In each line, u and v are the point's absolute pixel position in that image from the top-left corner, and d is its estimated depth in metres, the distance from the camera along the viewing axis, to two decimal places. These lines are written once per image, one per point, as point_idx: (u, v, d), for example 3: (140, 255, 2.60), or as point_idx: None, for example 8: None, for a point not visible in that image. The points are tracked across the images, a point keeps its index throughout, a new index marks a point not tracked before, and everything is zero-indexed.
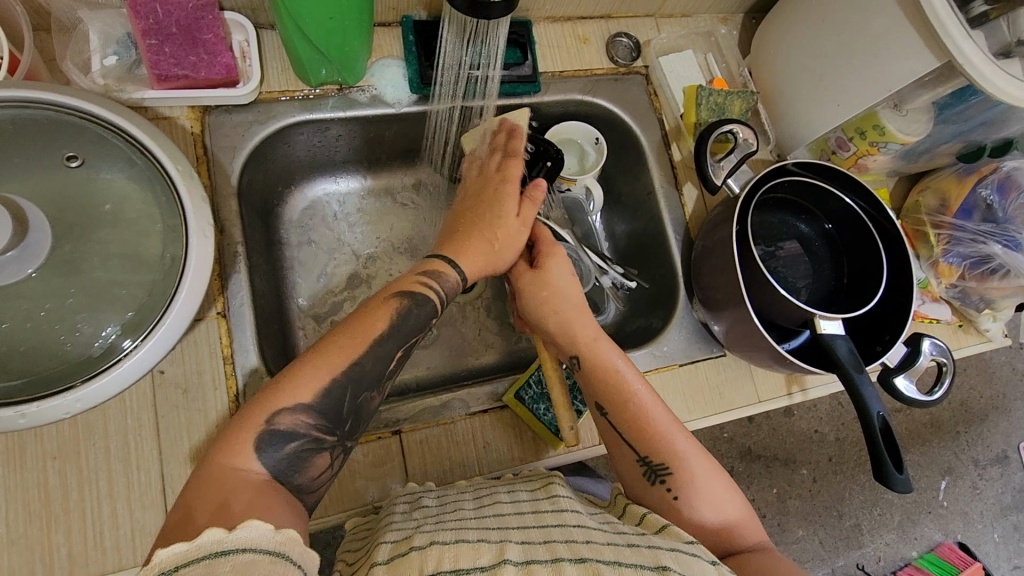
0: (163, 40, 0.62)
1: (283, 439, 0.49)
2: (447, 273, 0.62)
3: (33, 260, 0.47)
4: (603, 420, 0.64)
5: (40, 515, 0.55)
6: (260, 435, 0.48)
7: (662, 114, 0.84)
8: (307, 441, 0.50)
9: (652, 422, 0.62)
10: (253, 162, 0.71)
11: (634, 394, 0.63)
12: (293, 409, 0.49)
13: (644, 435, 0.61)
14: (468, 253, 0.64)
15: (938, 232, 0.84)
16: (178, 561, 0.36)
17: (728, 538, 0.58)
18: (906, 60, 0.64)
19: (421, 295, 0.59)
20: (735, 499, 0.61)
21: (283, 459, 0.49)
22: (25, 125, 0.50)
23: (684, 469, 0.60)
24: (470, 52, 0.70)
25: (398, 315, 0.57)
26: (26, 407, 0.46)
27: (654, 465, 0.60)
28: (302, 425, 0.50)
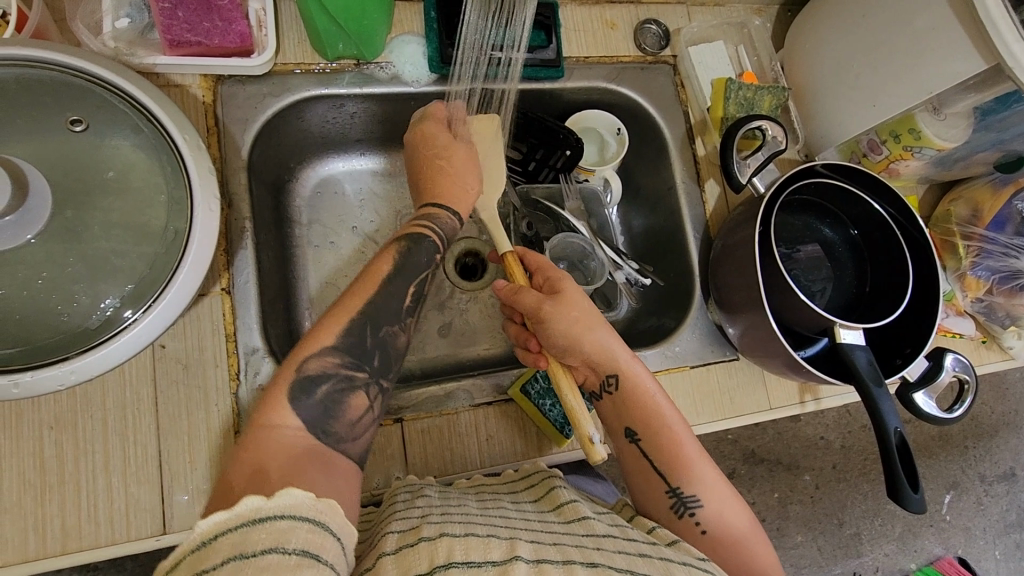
0: (176, 4, 0.59)
1: (317, 381, 0.51)
2: (442, 216, 0.64)
3: (33, 225, 0.45)
4: (631, 448, 0.61)
5: (34, 483, 0.55)
6: (294, 383, 0.50)
7: (688, 106, 0.82)
8: (339, 380, 0.52)
9: (685, 455, 0.60)
10: (266, 136, 0.69)
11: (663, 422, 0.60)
12: (321, 353, 0.52)
13: (676, 467, 0.59)
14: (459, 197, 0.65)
15: (968, 244, 0.81)
16: (216, 529, 0.36)
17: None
18: (949, 62, 0.61)
19: (422, 236, 0.62)
20: (760, 538, 0.60)
21: (317, 404, 0.50)
22: (32, 85, 0.49)
23: (715, 504, 0.58)
24: (497, 32, 0.69)
25: (400, 254, 0.60)
26: (20, 376, 0.45)
27: (685, 498, 0.58)
28: (331, 365, 0.52)
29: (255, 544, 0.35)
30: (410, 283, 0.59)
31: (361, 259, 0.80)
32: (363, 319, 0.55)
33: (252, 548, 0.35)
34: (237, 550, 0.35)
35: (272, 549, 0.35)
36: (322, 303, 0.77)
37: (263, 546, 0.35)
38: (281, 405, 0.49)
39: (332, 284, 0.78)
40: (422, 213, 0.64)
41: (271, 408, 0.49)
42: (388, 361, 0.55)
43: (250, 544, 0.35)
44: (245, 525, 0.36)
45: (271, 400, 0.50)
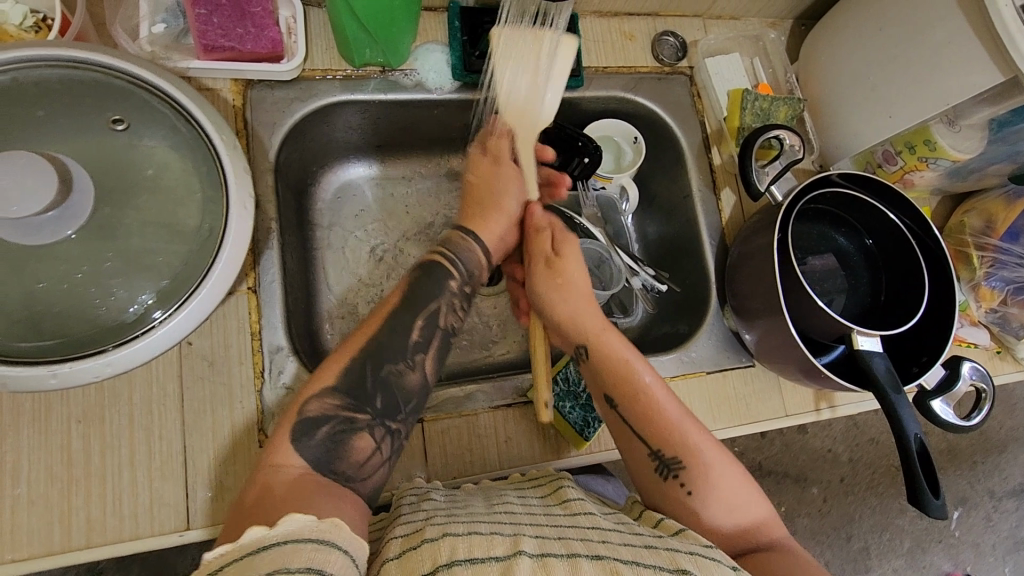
0: (212, 10, 0.61)
1: (316, 423, 0.52)
2: (466, 247, 0.65)
3: (73, 221, 0.47)
4: (612, 416, 0.61)
5: (61, 477, 0.55)
6: (295, 425, 0.51)
7: (704, 116, 0.83)
8: (338, 422, 0.52)
9: (666, 420, 0.59)
10: (293, 140, 0.70)
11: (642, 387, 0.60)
12: (321, 395, 0.53)
13: (657, 431, 0.59)
14: (484, 227, 0.66)
15: (982, 255, 0.82)
16: (223, 560, 0.38)
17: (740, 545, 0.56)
18: (964, 75, 0.62)
19: (439, 268, 0.62)
20: (756, 502, 0.59)
21: (319, 445, 0.51)
22: (75, 85, 0.50)
23: (701, 468, 0.58)
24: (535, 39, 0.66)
25: (412, 287, 0.61)
26: (59, 367, 0.45)
27: (668, 462, 0.58)
28: (331, 407, 0.53)
29: (258, 568, 0.37)
30: (419, 317, 0.59)
31: (381, 262, 0.81)
32: (364, 357, 0.55)
33: (255, 573, 0.37)
34: None
35: (277, 570, 0.37)
36: (341, 305, 0.78)
37: (266, 569, 0.37)
38: (283, 446, 0.50)
39: (351, 286, 0.79)
40: (443, 242, 0.65)
41: (274, 450, 0.50)
42: (393, 401, 0.55)
43: (254, 568, 0.37)
44: (250, 552, 0.38)
45: (275, 442, 0.51)
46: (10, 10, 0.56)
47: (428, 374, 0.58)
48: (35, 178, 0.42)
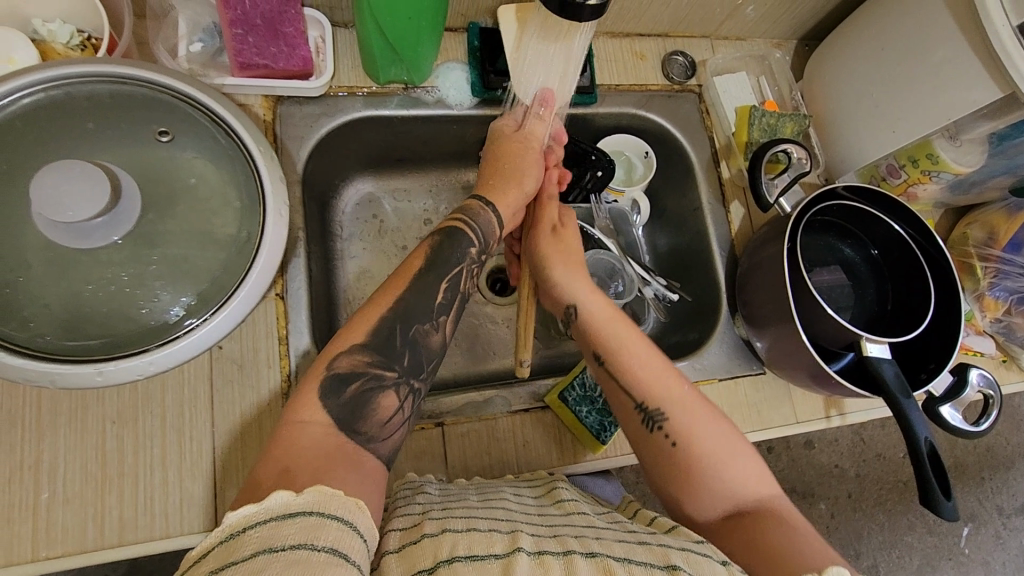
0: (247, 31, 0.64)
1: (347, 379, 0.53)
2: (485, 213, 0.67)
3: (121, 227, 0.49)
4: (600, 373, 0.64)
5: (95, 476, 0.57)
6: (324, 380, 0.53)
7: (712, 131, 0.86)
8: (367, 379, 0.54)
9: (650, 373, 0.62)
10: (318, 153, 0.73)
11: (628, 345, 0.64)
12: (350, 352, 0.54)
13: (642, 384, 0.62)
14: (502, 202, 0.68)
15: (985, 265, 0.84)
16: (246, 523, 0.39)
17: (731, 497, 0.58)
18: (965, 90, 0.65)
19: (458, 232, 0.64)
20: (748, 457, 0.60)
21: (346, 404, 0.52)
22: (124, 100, 0.53)
23: (685, 419, 0.60)
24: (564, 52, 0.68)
25: (435, 249, 0.62)
26: (104, 365, 0.48)
27: (653, 414, 0.61)
28: (360, 362, 0.54)
29: (286, 538, 0.38)
30: (443, 280, 0.61)
31: None
32: (392, 318, 0.57)
33: (280, 543, 0.38)
34: (265, 543, 0.38)
35: (302, 544, 0.38)
36: None
37: (292, 541, 0.38)
38: (311, 399, 0.52)
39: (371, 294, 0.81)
40: (462, 209, 0.67)
41: (300, 402, 0.52)
42: (419, 363, 0.57)
43: (279, 538, 0.38)
44: (274, 518, 0.39)
45: (301, 395, 0.52)
46: (59, 30, 0.59)
47: (447, 336, 0.60)
48: (90, 186, 0.45)
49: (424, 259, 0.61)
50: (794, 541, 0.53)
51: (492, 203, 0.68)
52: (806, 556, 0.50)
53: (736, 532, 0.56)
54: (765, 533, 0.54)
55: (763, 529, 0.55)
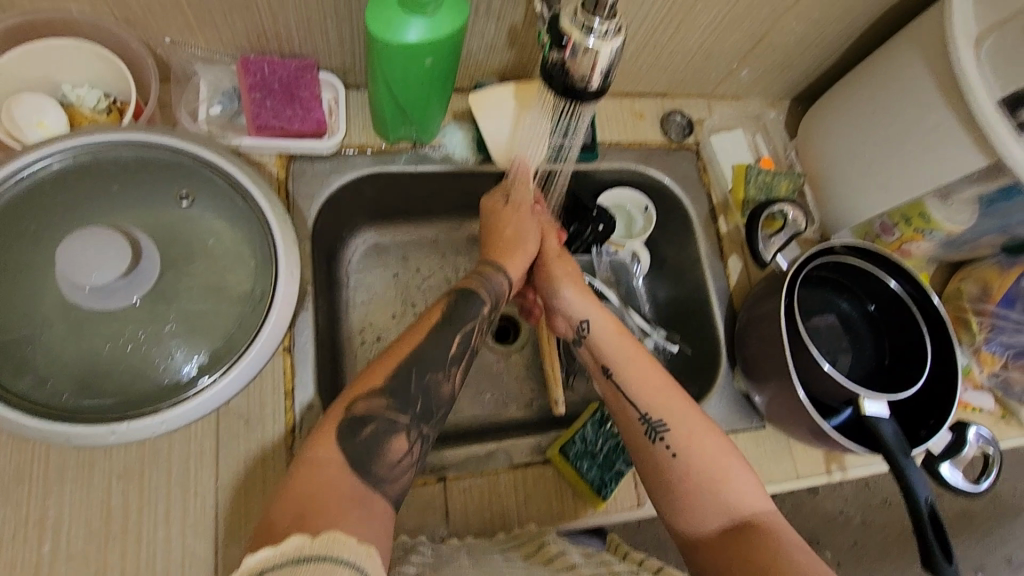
0: (266, 95, 0.68)
1: (363, 421, 0.54)
2: (496, 278, 0.67)
3: (139, 289, 0.51)
4: (607, 383, 0.67)
5: (100, 533, 0.57)
6: (342, 424, 0.54)
7: (710, 189, 0.88)
8: (382, 422, 0.54)
9: (653, 388, 0.65)
10: (329, 208, 0.76)
11: (633, 360, 0.67)
12: (368, 396, 0.55)
13: (646, 395, 0.65)
14: (512, 262, 0.68)
15: (981, 319, 0.85)
16: (265, 564, 0.40)
17: (727, 509, 0.59)
18: (955, 156, 0.67)
19: (471, 293, 0.64)
20: (744, 472, 0.62)
21: (362, 444, 0.53)
22: (148, 166, 0.56)
23: (685, 431, 0.63)
24: (561, 126, 0.72)
25: (451, 308, 0.62)
26: (116, 425, 0.49)
27: (656, 426, 0.64)
28: (378, 406, 0.55)
29: None
30: (456, 333, 0.61)
31: (405, 320, 0.85)
32: (409, 363, 0.58)
33: None
34: None
35: None
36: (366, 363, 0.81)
37: None
38: (328, 439, 0.53)
39: (376, 344, 0.83)
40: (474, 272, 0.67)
41: (318, 443, 0.53)
42: (430, 408, 0.57)
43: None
44: (289, 562, 0.40)
45: (320, 436, 0.53)
46: (87, 95, 0.63)
47: (458, 386, 0.60)
48: (113, 251, 0.47)
49: (440, 314, 0.62)
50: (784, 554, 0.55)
51: (503, 266, 0.68)
52: None
53: (730, 542, 0.57)
54: (759, 550, 0.55)
55: (757, 542, 0.56)
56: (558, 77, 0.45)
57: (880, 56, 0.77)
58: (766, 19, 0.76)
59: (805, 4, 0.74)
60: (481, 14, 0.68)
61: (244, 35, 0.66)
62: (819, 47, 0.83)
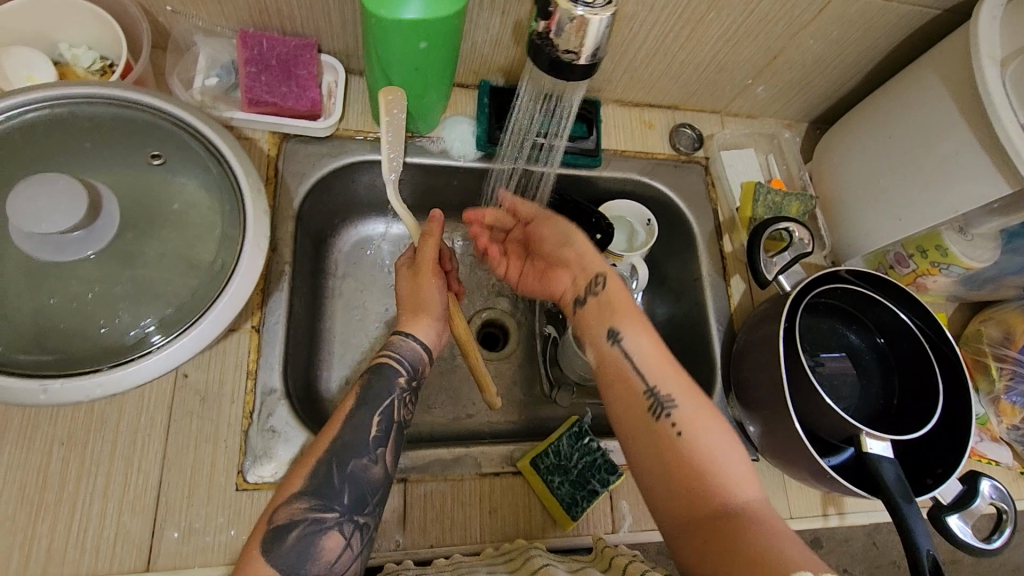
0: (261, 70, 0.67)
1: (286, 528, 0.49)
2: (405, 347, 0.61)
3: (95, 243, 0.49)
4: (614, 351, 0.62)
5: (32, 499, 0.54)
6: (265, 536, 0.49)
7: (717, 205, 0.85)
8: (308, 524, 0.50)
9: (663, 360, 0.61)
10: (318, 191, 0.74)
11: (647, 334, 0.63)
12: (290, 501, 0.51)
13: (656, 368, 0.60)
14: (419, 325, 0.63)
15: (1001, 366, 0.79)
16: None
17: (720, 495, 0.53)
18: (974, 184, 0.63)
19: (385, 366, 0.60)
20: (739, 459, 0.56)
21: (292, 549, 0.49)
22: (126, 124, 0.55)
23: (693, 410, 0.58)
24: (548, 114, 0.71)
25: (363, 387, 0.58)
26: (50, 383, 0.47)
27: (663, 400, 0.58)
28: (299, 511, 0.50)
29: None
30: (376, 412, 0.57)
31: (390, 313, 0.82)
32: (328, 458, 0.53)
33: None
34: None
35: None
36: (343, 353, 0.78)
37: None
38: (256, 561, 0.48)
39: (353, 335, 0.79)
40: (385, 346, 0.62)
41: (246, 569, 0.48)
42: (362, 496, 0.53)
43: None
44: None
45: (246, 559, 0.48)
46: (82, 54, 0.62)
47: (390, 467, 0.56)
48: (68, 201, 0.45)
49: (354, 397, 0.57)
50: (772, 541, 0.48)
51: (411, 332, 0.63)
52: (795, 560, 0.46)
53: (713, 529, 0.51)
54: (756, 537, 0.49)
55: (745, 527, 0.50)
56: (544, 50, 0.44)
57: (904, 80, 0.73)
58: (782, 34, 0.73)
59: (823, 21, 0.71)
60: (485, 6, 0.67)
61: (246, 10, 0.65)
62: (840, 67, 0.80)
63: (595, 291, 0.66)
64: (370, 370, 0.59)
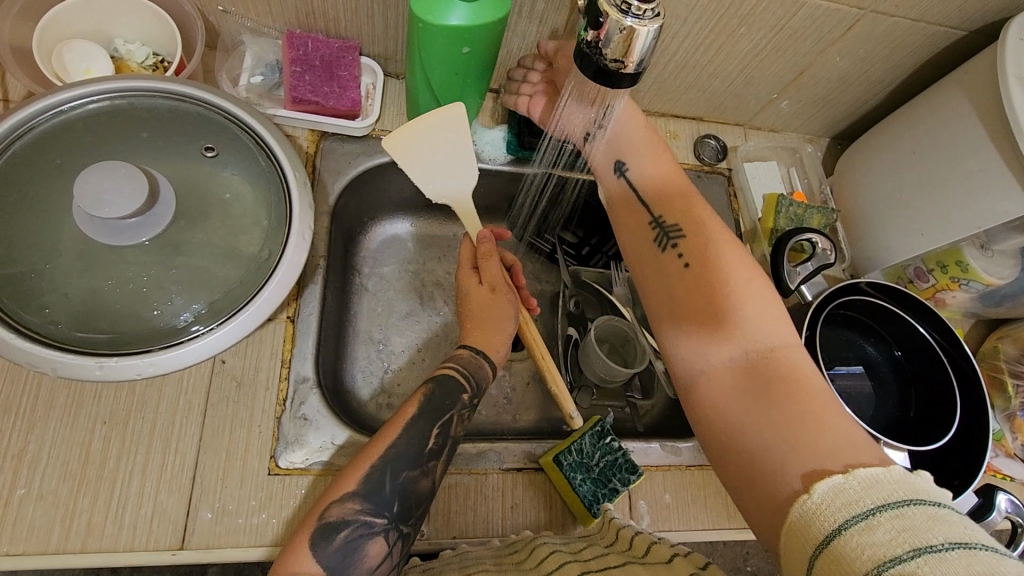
0: (305, 69, 0.69)
1: (337, 527, 0.50)
2: (475, 364, 0.63)
3: (150, 230, 0.51)
4: (621, 185, 0.68)
5: (75, 475, 0.56)
6: (314, 531, 0.50)
7: (739, 216, 0.87)
8: (358, 526, 0.50)
9: (676, 200, 0.65)
10: (352, 189, 0.76)
11: (664, 178, 0.67)
12: (343, 500, 0.51)
13: (669, 208, 0.65)
14: (487, 340, 0.65)
15: (1018, 383, 0.80)
16: None
17: (742, 341, 0.55)
18: (997, 202, 0.64)
19: (451, 379, 0.60)
20: (772, 308, 0.58)
21: (337, 551, 0.49)
22: (181, 116, 0.57)
23: (699, 240, 0.62)
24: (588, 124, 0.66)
25: (428, 397, 0.58)
26: (106, 360, 0.49)
27: (668, 231, 0.64)
28: (352, 512, 0.51)
29: None
30: (434, 425, 0.57)
31: (414, 310, 0.83)
32: (383, 466, 0.53)
33: None
34: None
35: None
36: (368, 348, 0.79)
37: None
38: (302, 552, 0.49)
39: (379, 330, 0.81)
40: (452, 357, 0.63)
41: (293, 554, 0.49)
42: (409, 507, 0.53)
43: None
44: None
45: (296, 545, 0.49)
46: (136, 50, 0.65)
47: (438, 479, 0.56)
48: (130, 188, 0.47)
49: (418, 405, 0.58)
50: (815, 404, 0.50)
51: (482, 349, 0.64)
52: (821, 427, 0.48)
53: (741, 379, 0.54)
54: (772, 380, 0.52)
55: (775, 369, 0.53)
56: (592, 58, 0.46)
57: (929, 99, 0.75)
58: (809, 50, 0.75)
59: (850, 39, 0.73)
60: (523, 15, 0.69)
61: (293, 11, 0.68)
62: (864, 84, 0.81)
63: (604, 129, 0.66)
64: (434, 380, 0.60)
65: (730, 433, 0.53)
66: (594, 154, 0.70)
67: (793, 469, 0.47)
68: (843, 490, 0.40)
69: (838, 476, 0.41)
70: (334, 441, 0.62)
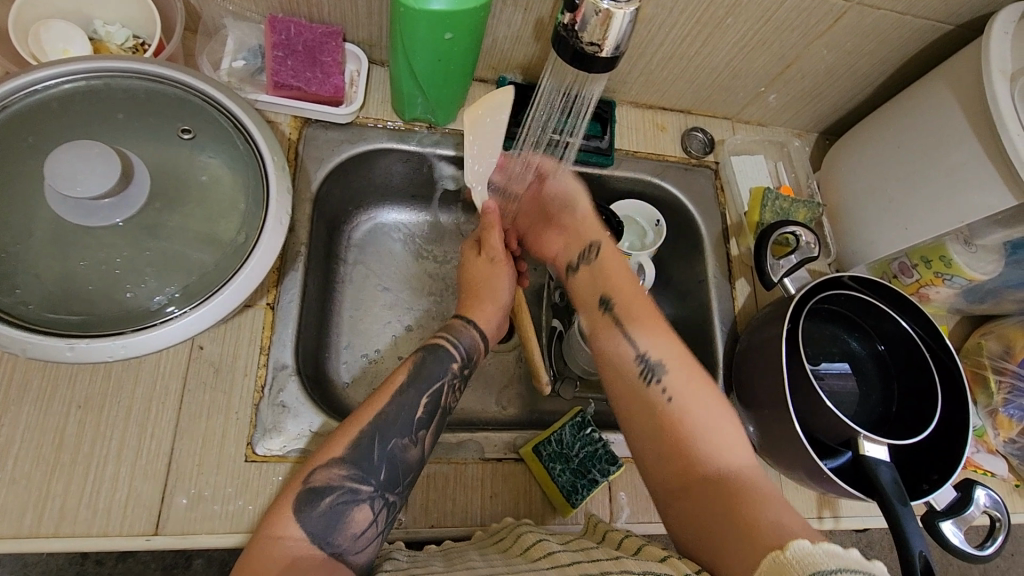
0: (288, 54, 0.69)
1: (321, 493, 0.50)
2: (466, 333, 0.64)
3: (124, 211, 0.51)
4: (604, 317, 0.66)
5: (48, 459, 0.56)
6: (300, 493, 0.50)
7: (725, 209, 0.86)
8: (342, 493, 0.50)
9: (657, 327, 0.65)
10: (335, 177, 0.76)
11: (642, 305, 0.67)
12: (329, 465, 0.52)
13: (649, 334, 0.64)
14: (482, 314, 0.66)
15: (1000, 379, 0.80)
16: None
17: (713, 461, 0.54)
18: (980, 195, 0.64)
19: (441, 349, 0.61)
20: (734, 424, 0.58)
21: (320, 518, 0.49)
22: (158, 99, 0.57)
23: (680, 374, 0.61)
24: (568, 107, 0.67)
25: (419, 365, 0.59)
26: (76, 342, 0.48)
27: (652, 366, 0.61)
28: (337, 478, 0.51)
29: None
30: (424, 394, 0.57)
31: (400, 301, 0.83)
32: (372, 432, 0.53)
33: None
34: None
35: None
36: (351, 337, 0.79)
37: None
38: (285, 514, 0.49)
39: (361, 319, 0.80)
40: (445, 327, 0.64)
41: (274, 517, 0.49)
42: (396, 476, 0.53)
43: None
44: None
45: (277, 509, 0.50)
46: (115, 31, 0.64)
47: (427, 450, 0.56)
48: (102, 168, 0.47)
49: (408, 372, 0.58)
50: (770, 501, 0.49)
51: (471, 318, 0.65)
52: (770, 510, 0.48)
53: (717, 489, 0.52)
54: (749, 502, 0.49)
55: (747, 488, 0.52)
56: (568, 42, 0.46)
57: (915, 92, 0.75)
58: (796, 43, 0.75)
59: (838, 31, 0.73)
60: (508, 2, 0.68)
61: None
62: (850, 78, 0.81)
63: (585, 257, 0.71)
64: (427, 348, 0.61)
65: (704, 532, 0.50)
66: (575, 280, 0.71)
67: (763, 523, 0.47)
68: (810, 553, 0.40)
69: (807, 543, 0.41)
70: (311, 428, 0.62)
